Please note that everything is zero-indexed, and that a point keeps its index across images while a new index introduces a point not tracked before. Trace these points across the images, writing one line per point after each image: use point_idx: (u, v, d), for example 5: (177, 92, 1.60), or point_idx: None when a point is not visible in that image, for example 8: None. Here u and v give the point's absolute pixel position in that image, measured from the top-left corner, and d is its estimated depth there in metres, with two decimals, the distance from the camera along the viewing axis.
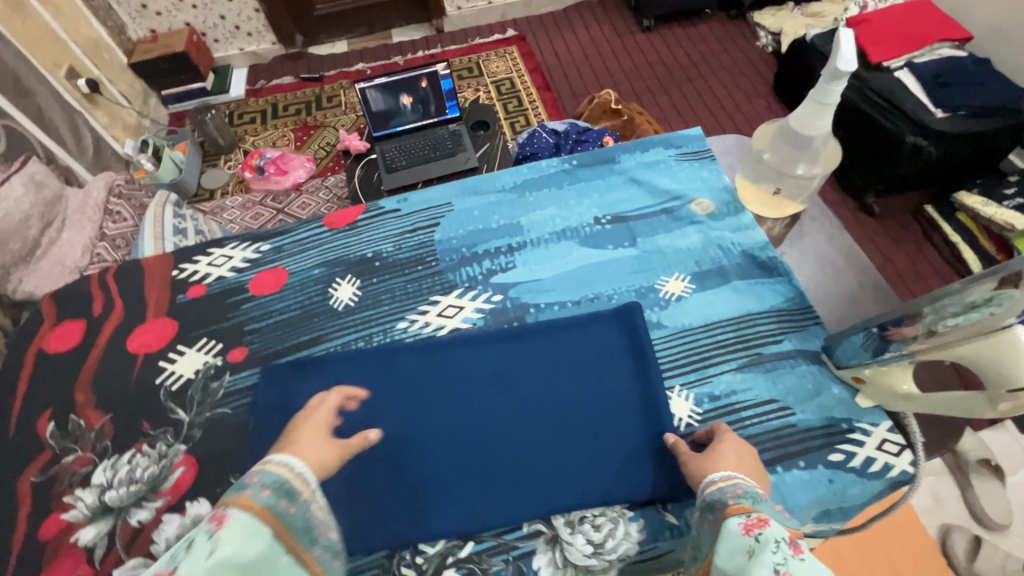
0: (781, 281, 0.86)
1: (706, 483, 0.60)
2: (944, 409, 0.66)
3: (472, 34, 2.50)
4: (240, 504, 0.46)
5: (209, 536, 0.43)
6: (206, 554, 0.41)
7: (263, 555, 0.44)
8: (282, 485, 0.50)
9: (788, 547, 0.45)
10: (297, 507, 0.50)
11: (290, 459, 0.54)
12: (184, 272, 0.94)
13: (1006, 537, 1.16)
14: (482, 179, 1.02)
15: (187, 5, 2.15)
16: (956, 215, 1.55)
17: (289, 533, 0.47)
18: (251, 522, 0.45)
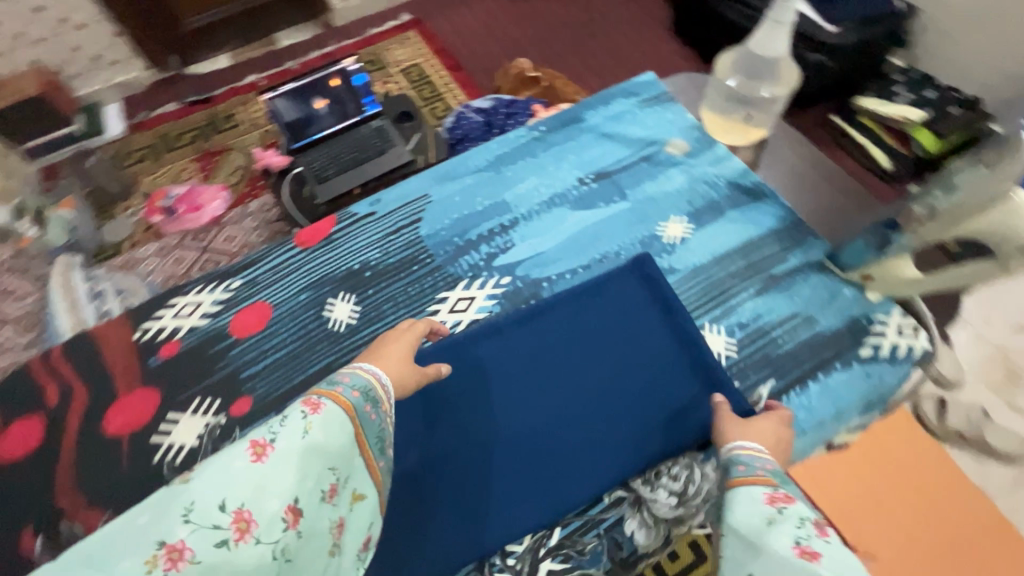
0: (770, 203, 0.89)
1: (731, 446, 0.61)
2: (947, 283, 0.71)
3: (365, 24, 2.32)
4: (333, 395, 0.51)
5: (304, 417, 0.48)
6: (299, 436, 0.47)
7: (341, 449, 0.49)
8: (369, 392, 0.54)
9: (812, 526, 0.49)
10: (377, 414, 0.54)
11: (375, 368, 0.59)
12: (149, 332, 0.82)
13: (964, 389, 1.32)
14: (452, 163, 0.97)
15: (29, 39, 1.83)
16: (858, 119, 1.64)
17: (365, 441, 0.52)
18: (338, 417, 0.50)
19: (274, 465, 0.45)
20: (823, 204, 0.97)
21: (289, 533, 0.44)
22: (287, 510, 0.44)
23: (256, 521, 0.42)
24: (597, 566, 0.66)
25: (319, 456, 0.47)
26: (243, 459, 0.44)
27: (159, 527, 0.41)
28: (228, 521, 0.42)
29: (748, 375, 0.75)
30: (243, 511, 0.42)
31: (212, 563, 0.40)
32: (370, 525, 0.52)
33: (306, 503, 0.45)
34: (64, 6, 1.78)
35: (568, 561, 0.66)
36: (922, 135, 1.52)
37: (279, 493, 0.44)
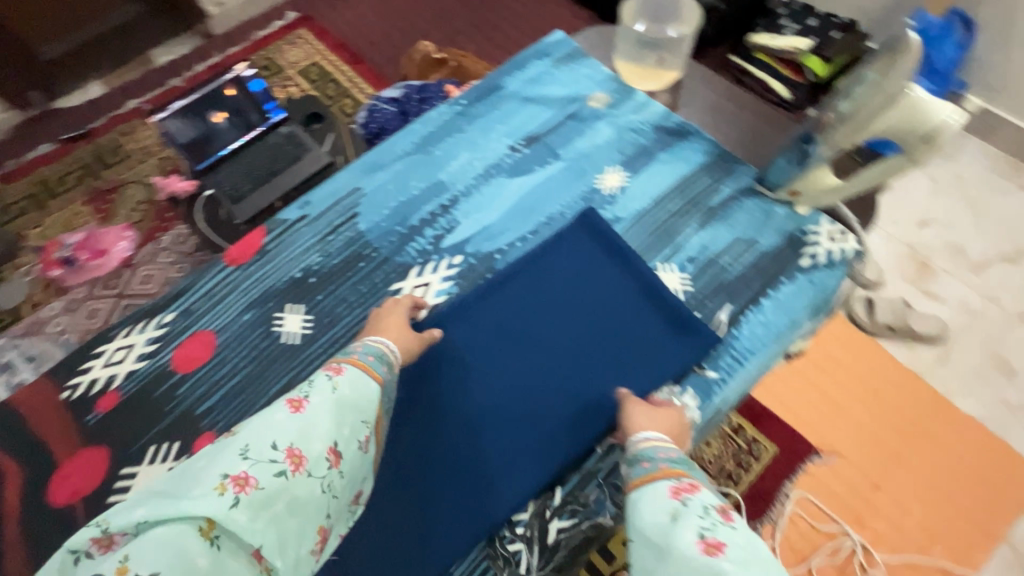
0: (695, 139, 0.92)
1: (636, 438, 0.63)
2: (865, 183, 0.76)
3: (249, 28, 2.17)
4: (353, 362, 0.60)
5: (330, 379, 0.57)
6: (331, 392, 0.55)
7: (365, 404, 0.57)
8: (383, 355, 0.63)
9: (718, 515, 0.51)
10: (389, 376, 0.63)
11: (386, 337, 0.68)
12: (80, 388, 0.75)
13: (885, 286, 1.46)
14: (379, 151, 0.93)
15: None
16: (755, 56, 1.72)
17: (384, 402, 0.61)
18: (360, 376, 0.58)
19: (313, 413, 0.53)
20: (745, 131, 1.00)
21: (332, 471, 0.52)
22: (330, 451, 0.52)
23: (306, 457, 0.50)
24: (603, 513, 0.68)
25: (349, 409, 0.55)
26: (285, 410, 0.52)
27: (220, 463, 0.47)
28: (283, 457, 0.49)
29: (706, 304, 0.79)
30: (294, 449, 0.50)
31: (275, 490, 0.47)
32: (366, 481, 0.59)
33: (343, 446, 0.54)
34: None
35: (576, 516, 0.68)
36: (811, 62, 1.63)
37: (322, 435, 0.52)
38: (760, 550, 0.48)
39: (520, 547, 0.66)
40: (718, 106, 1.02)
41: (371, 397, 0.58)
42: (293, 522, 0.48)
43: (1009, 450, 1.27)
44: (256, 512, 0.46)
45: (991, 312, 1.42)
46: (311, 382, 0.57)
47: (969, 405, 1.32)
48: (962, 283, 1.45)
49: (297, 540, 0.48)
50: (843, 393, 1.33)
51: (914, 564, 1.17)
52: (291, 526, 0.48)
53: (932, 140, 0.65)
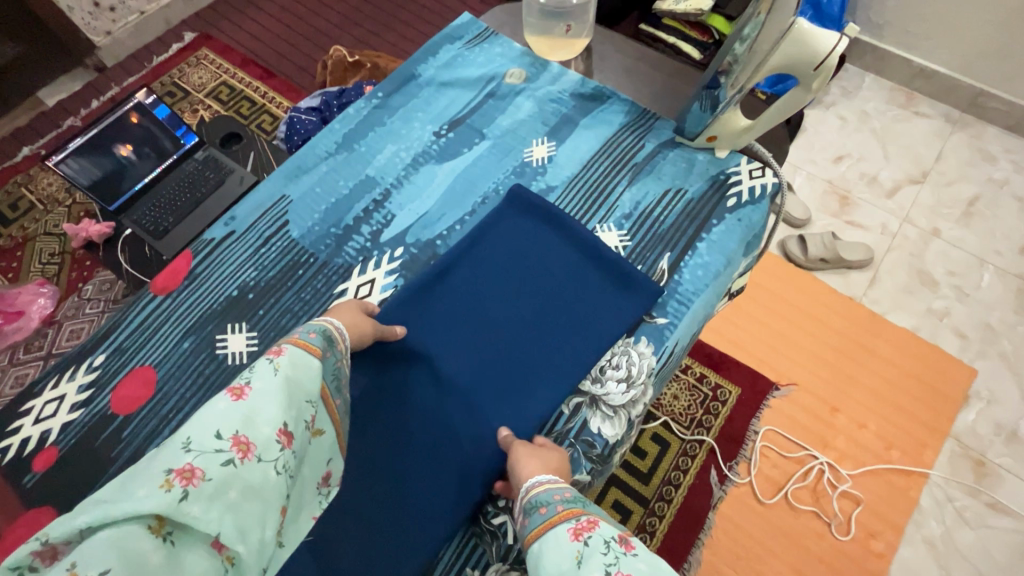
0: (613, 101, 0.95)
1: (530, 484, 0.60)
2: (774, 119, 0.80)
3: (147, 55, 2.12)
4: (293, 341, 0.59)
5: (271, 362, 0.55)
6: (272, 374, 0.53)
7: (309, 382, 0.56)
8: (325, 330, 0.62)
9: (620, 547, 0.51)
10: (333, 355, 0.61)
11: (329, 317, 0.66)
12: (13, 449, 0.70)
13: (812, 223, 1.55)
14: (301, 155, 0.91)
15: None
16: (664, 22, 1.81)
17: (324, 386, 0.59)
18: (300, 354, 0.57)
19: (256, 398, 0.51)
20: (660, 88, 1.02)
21: (286, 452, 0.50)
22: (280, 433, 0.50)
23: (253, 443, 0.48)
24: (579, 471, 0.69)
25: (295, 389, 0.54)
26: (226, 399, 0.50)
27: (162, 460, 0.46)
28: (229, 446, 0.47)
29: (646, 255, 0.81)
30: (240, 437, 0.48)
31: (224, 479, 0.46)
32: (331, 461, 0.58)
33: (294, 427, 0.52)
34: None
35: None
36: (716, 21, 1.78)
37: (269, 418, 0.50)
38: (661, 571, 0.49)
39: (504, 518, 0.68)
40: (632, 69, 1.05)
41: (315, 374, 0.56)
42: (250, 508, 0.46)
43: (942, 353, 1.38)
44: (208, 503, 0.44)
45: (908, 231, 1.53)
46: (253, 367, 0.55)
47: (901, 319, 1.43)
48: (880, 209, 1.56)
49: (261, 524, 0.47)
50: (788, 328, 1.42)
51: (875, 473, 1.26)
52: (250, 511, 0.46)
53: (824, 69, 0.70)
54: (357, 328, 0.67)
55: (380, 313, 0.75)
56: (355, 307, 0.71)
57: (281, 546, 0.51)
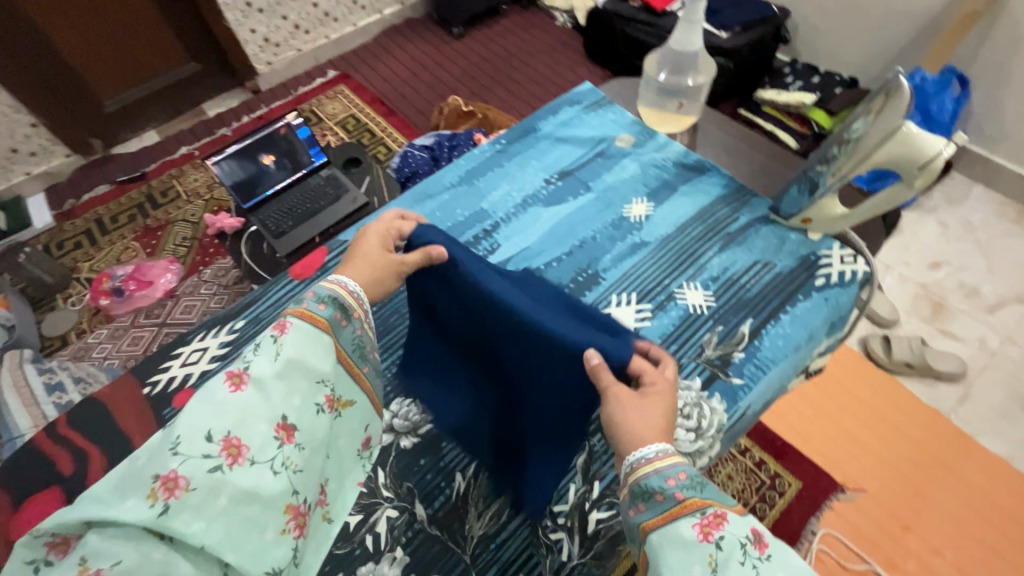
0: (713, 174, 1.02)
1: (637, 460, 0.56)
2: (873, 211, 0.84)
3: (293, 85, 2.61)
4: (299, 314, 0.62)
5: (276, 340, 0.59)
6: (269, 365, 0.57)
7: (319, 359, 0.60)
8: (335, 299, 0.65)
9: (752, 548, 0.49)
10: (350, 325, 0.66)
11: (342, 279, 0.68)
12: (159, 384, 0.83)
13: (899, 326, 1.51)
14: (428, 183, 1.05)
15: None
16: (764, 109, 2.11)
17: (341, 349, 0.65)
18: (307, 329, 0.61)
19: (253, 390, 0.55)
20: (756, 167, 1.10)
21: (287, 445, 0.54)
22: (279, 429, 0.54)
23: (245, 446, 0.52)
24: None
25: (301, 372, 0.59)
26: (225, 389, 0.54)
27: (154, 464, 0.49)
28: (219, 449, 0.50)
29: (730, 318, 0.85)
30: (231, 439, 0.51)
31: (210, 485, 0.49)
32: (368, 427, 0.68)
33: (294, 418, 0.56)
34: None
35: (613, 507, 0.70)
36: (816, 114, 1.98)
37: (266, 415, 0.54)
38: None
39: (561, 535, 0.70)
40: (732, 146, 1.13)
41: (323, 351, 0.61)
42: (245, 511, 0.50)
43: None
44: (205, 503, 0.48)
45: (1009, 351, 1.45)
46: (258, 346, 0.58)
47: (994, 444, 1.34)
48: (979, 322, 1.50)
49: (262, 529, 0.51)
50: (853, 421, 1.37)
51: None
52: (246, 512, 0.50)
53: (928, 169, 0.74)
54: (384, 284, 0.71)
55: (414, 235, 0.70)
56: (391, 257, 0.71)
57: (328, 521, 0.61)
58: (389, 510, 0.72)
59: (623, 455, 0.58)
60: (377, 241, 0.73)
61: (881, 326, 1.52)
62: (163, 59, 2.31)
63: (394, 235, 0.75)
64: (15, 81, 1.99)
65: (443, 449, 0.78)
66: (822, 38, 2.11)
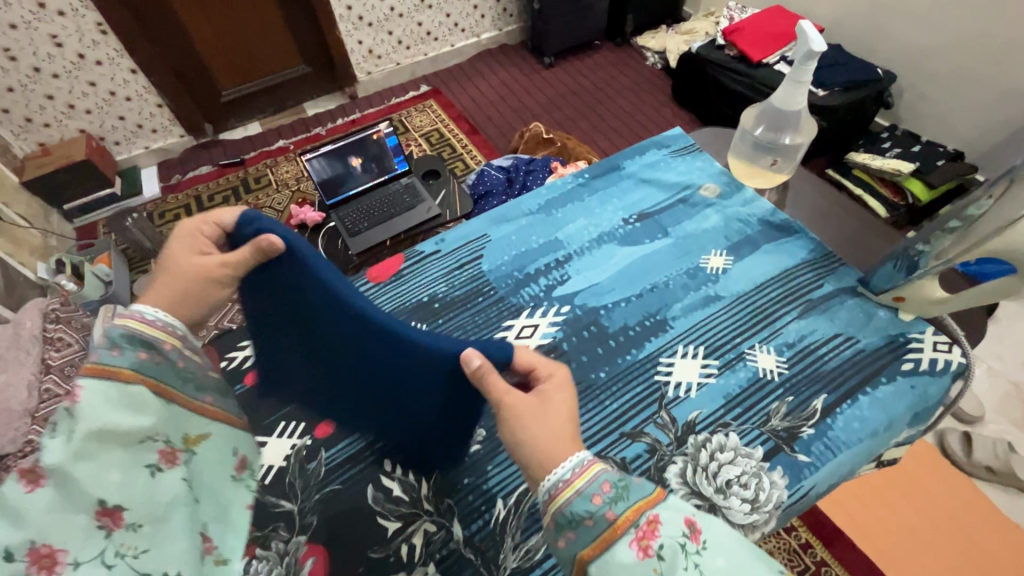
0: (801, 236, 0.99)
1: (553, 486, 0.50)
2: (974, 300, 0.78)
3: (387, 95, 2.77)
4: (92, 376, 0.47)
5: (68, 411, 0.45)
6: (62, 445, 0.42)
7: (138, 416, 0.48)
8: (135, 337, 0.52)
9: (688, 542, 0.46)
10: (172, 360, 0.55)
11: (146, 310, 0.55)
12: (234, 361, 0.91)
13: (982, 425, 1.46)
14: (508, 207, 1.07)
15: (121, 98, 2.33)
16: (853, 171, 2.04)
17: (167, 385, 0.53)
18: (109, 385, 0.48)
19: (56, 482, 0.41)
20: (847, 237, 1.05)
21: (118, 532, 0.43)
22: (103, 515, 0.42)
23: (60, 553, 0.40)
24: None
25: (115, 439, 0.45)
26: (15, 490, 0.40)
27: None
28: (24, 566, 0.39)
29: (802, 390, 0.81)
30: (39, 547, 0.40)
31: None
32: (237, 450, 0.60)
33: (120, 497, 0.43)
34: (112, 83, 2.27)
35: None
36: (913, 186, 1.90)
37: (79, 504, 0.42)
38: (739, 556, 0.46)
39: None
40: (824, 210, 1.09)
41: (136, 407, 0.48)
42: None
43: None
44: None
45: None
46: (48, 428, 0.44)
47: None
48: None
49: None
50: (960, 489, 1.27)
51: None
52: None
53: None
54: (200, 297, 0.59)
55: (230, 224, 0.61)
56: (200, 264, 0.58)
57: (225, 562, 0.52)
58: (428, 524, 0.73)
59: (538, 483, 0.52)
60: (185, 245, 0.60)
61: (962, 422, 1.47)
62: (279, 60, 2.53)
63: (212, 235, 0.62)
64: (150, 62, 2.25)
65: (488, 471, 0.77)
66: (929, 106, 2.01)
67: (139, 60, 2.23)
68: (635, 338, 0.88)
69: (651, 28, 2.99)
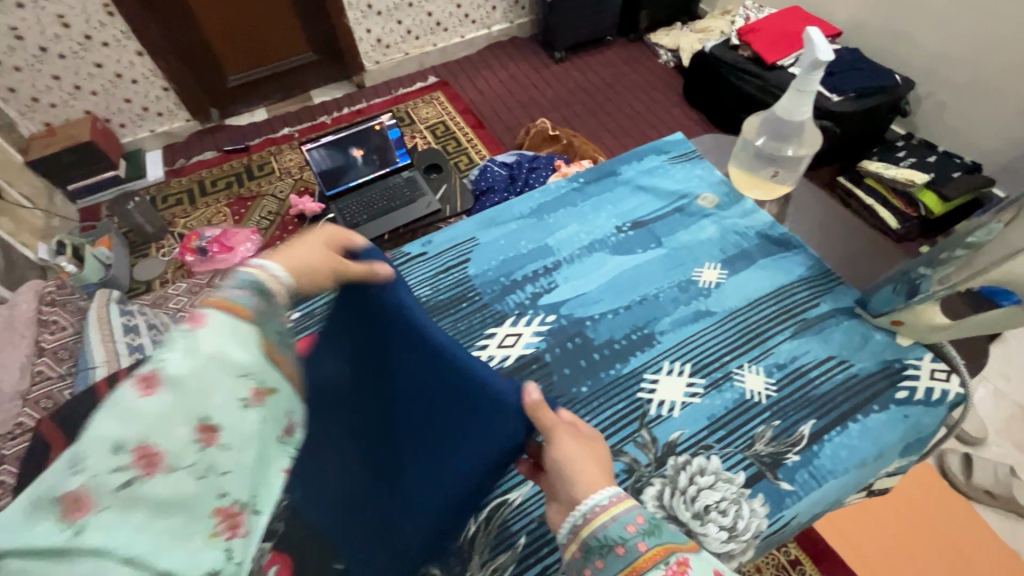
0: (799, 252, 0.95)
1: (587, 512, 0.52)
2: (977, 329, 0.75)
3: (395, 85, 2.74)
4: (216, 302, 0.41)
5: (183, 332, 0.38)
6: (181, 355, 0.36)
7: (243, 350, 0.39)
8: (258, 286, 0.45)
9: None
10: (270, 313, 0.45)
11: (269, 265, 0.49)
12: None
13: (984, 447, 1.42)
14: (499, 210, 1.04)
15: (127, 81, 2.33)
16: (865, 180, 2.00)
17: (268, 339, 0.42)
18: (230, 321, 0.40)
19: (172, 387, 0.34)
20: (849, 253, 1.01)
21: (208, 453, 0.35)
22: (201, 429, 0.35)
23: (165, 455, 0.33)
24: None
25: (220, 364, 0.37)
26: (129, 389, 0.34)
27: (44, 487, 0.31)
28: (129, 460, 0.32)
29: (790, 414, 0.78)
30: (148, 447, 0.33)
31: (124, 505, 0.31)
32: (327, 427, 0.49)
33: (223, 419, 0.36)
34: (118, 65, 2.26)
35: None
36: (927, 198, 1.85)
37: (185, 414, 0.34)
38: None
39: None
40: (825, 226, 1.05)
41: (247, 341, 0.39)
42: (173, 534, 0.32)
43: None
44: (109, 540, 0.30)
45: None
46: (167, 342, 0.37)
47: None
48: None
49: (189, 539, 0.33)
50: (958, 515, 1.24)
51: None
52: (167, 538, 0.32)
53: None
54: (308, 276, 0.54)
55: (361, 251, 0.65)
56: (335, 257, 0.59)
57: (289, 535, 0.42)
58: None
59: (574, 506, 0.54)
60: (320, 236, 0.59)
61: (963, 442, 1.43)
62: (286, 47, 2.51)
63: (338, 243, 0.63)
64: (157, 46, 2.25)
65: None
66: (947, 116, 1.95)
67: (146, 43, 2.23)
68: (620, 352, 0.86)
69: (665, 25, 2.92)
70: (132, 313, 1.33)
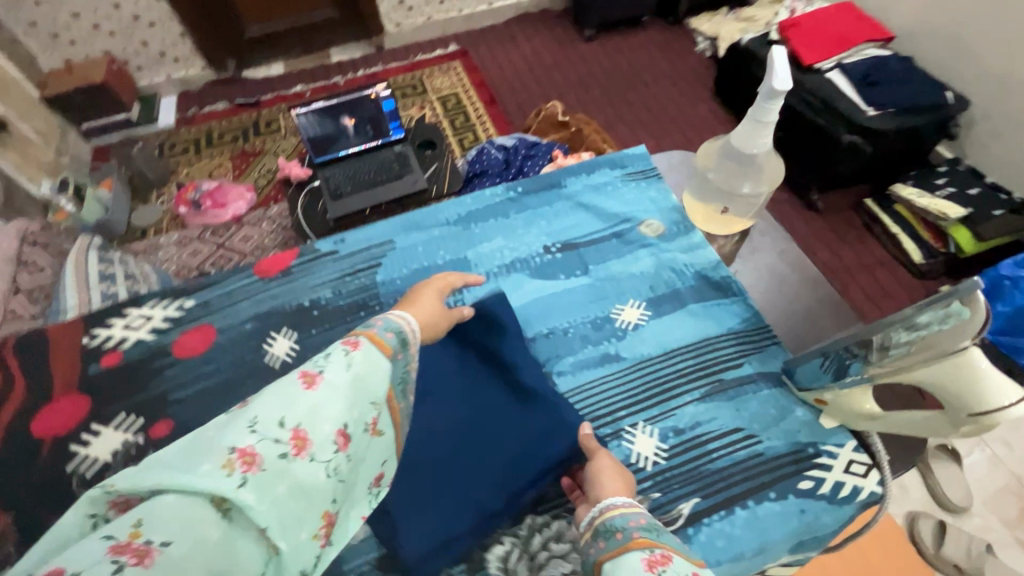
0: (736, 301, 0.85)
1: (605, 506, 0.59)
2: (905, 428, 0.64)
3: (414, 51, 2.64)
4: (371, 337, 0.52)
5: (345, 353, 0.49)
6: (341, 370, 0.47)
7: (376, 382, 0.49)
8: (402, 333, 0.56)
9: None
10: (403, 359, 0.55)
11: (407, 316, 0.61)
12: (96, 338, 0.85)
13: (966, 517, 1.27)
14: (425, 213, 0.97)
15: (144, 24, 2.32)
16: (895, 207, 1.81)
17: (393, 390, 0.53)
18: (377, 355, 0.51)
19: (327, 391, 0.45)
20: (801, 309, 0.94)
21: (339, 455, 0.44)
22: (339, 433, 0.44)
23: (311, 441, 0.42)
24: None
25: (362, 388, 0.47)
26: (297, 384, 0.44)
27: (223, 436, 0.40)
28: (287, 440, 0.41)
29: (672, 487, 0.70)
30: (300, 432, 0.42)
31: (277, 473, 0.39)
32: (385, 462, 0.53)
33: (353, 430, 0.46)
34: (136, 7, 2.26)
35: None
36: (959, 234, 1.64)
37: (331, 416, 0.44)
38: None
39: None
40: (779, 275, 0.98)
41: (384, 377, 0.50)
42: (296, 507, 0.40)
43: None
44: (258, 499, 0.38)
45: None
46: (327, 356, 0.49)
47: None
48: None
49: (300, 525, 0.40)
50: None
51: None
52: (293, 510, 0.40)
53: (982, 420, 0.55)
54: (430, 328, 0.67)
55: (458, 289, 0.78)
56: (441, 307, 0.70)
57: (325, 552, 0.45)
58: None
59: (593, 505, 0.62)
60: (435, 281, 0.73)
61: (943, 508, 1.27)
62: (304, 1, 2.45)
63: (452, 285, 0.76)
64: None
65: None
66: (999, 144, 1.71)
67: None
68: None
69: (709, 10, 2.68)
70: (112, 261, 1.12)
